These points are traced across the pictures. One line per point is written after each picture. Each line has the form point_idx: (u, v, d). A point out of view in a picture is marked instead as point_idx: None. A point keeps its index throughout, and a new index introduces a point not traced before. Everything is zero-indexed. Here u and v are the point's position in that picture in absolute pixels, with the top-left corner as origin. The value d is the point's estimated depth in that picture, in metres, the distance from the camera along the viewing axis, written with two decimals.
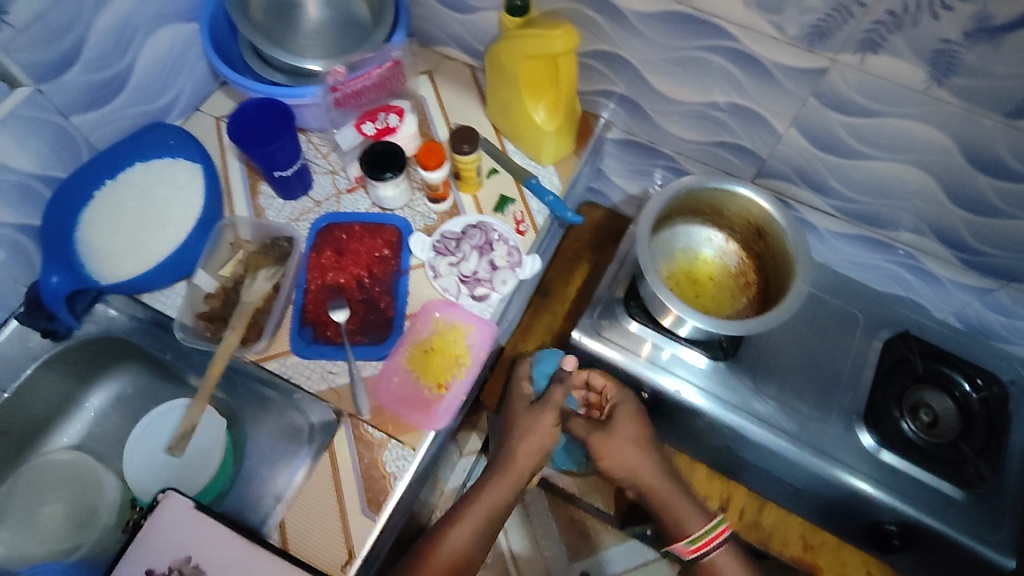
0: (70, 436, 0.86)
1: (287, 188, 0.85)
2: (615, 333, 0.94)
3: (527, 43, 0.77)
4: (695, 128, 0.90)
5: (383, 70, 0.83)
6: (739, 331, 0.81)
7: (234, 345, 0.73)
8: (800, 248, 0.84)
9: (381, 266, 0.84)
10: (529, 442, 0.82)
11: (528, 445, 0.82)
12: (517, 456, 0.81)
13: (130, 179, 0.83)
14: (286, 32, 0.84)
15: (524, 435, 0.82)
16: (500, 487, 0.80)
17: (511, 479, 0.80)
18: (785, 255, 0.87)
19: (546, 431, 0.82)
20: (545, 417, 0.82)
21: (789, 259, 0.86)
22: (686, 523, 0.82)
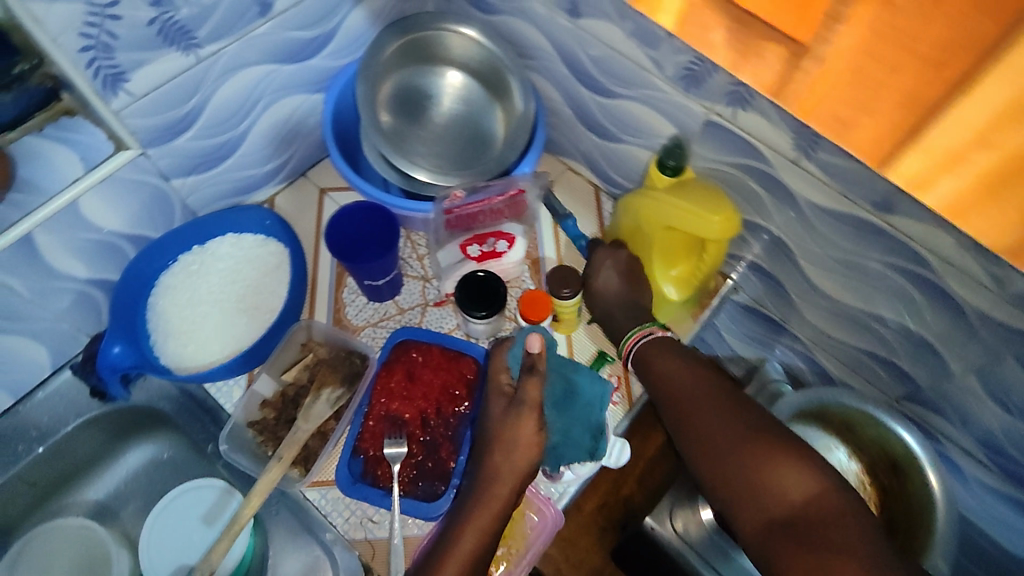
0: (95, 491, 0.81)
1: (375, 291, 0.79)
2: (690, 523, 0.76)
3: (675, 214, 0.67)
4: (842, 328, 0.76)
5: (504, 197, 0.76)
6: None
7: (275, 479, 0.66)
8: (945, 518, 0.70)
9: (451, 406, 0.75)
10: (492, 487, 0.63)
11: (508, 464, 0.63)
12: (470, 517, 0.62)
13: (218, 250, 0.78)
14: (411, 133, 0.78)
15: (490, 479, 0.63)
16: (452, 558, 0.60)
17: (512, 478, 0.63)
18: (923, 514, 0.72)
19: (513, 470, 0.63)
20: (526, 424, 0.64)
21: (929, 522, 0.71)
22: (664, 373, 0.68)
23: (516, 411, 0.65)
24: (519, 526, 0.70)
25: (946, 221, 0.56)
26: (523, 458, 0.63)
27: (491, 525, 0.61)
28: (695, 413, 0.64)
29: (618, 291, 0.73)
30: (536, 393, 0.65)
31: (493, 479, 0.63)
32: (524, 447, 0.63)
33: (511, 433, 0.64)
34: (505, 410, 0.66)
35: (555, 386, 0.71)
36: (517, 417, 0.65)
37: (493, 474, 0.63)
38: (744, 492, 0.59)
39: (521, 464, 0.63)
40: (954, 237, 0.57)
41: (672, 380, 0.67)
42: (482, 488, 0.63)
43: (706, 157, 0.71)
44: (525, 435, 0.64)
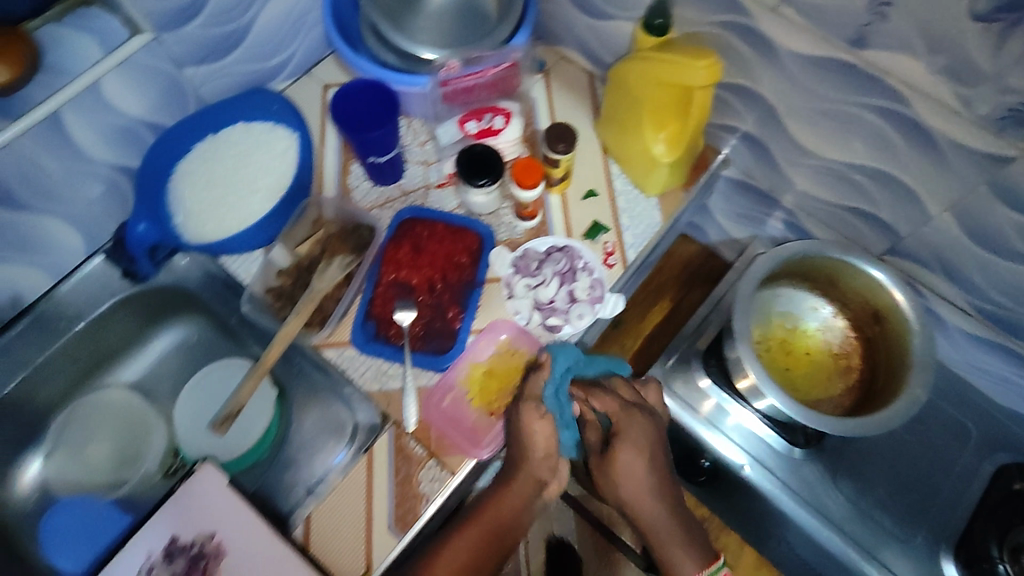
0: (132, 372, 0.86)
1: (380, 174, 0.83)
2: (679, 380, 0.87)
3: (664, 67, 0.71)
4: (827, 187, 0.80)
5: (499, 70, 0.81)
6: (830, 428, 0.71)
7: (295, 331, 0.72)
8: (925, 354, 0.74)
9: (456, 273, 0.80)
10: (511, 479, 0.68)
11: (526, 454, 0.69)
12: (493, 503, 0.67)
13: (230, 137, 0.83)
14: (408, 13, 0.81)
15: (503, 488, 0.68)
16: (463, 535, 0.65)
17: (532, 473, 0.68)
18: (902, 354, 0.76)
19: (533, 471, 0.68)
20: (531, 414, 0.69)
21: (907, 358, 0.75)
22: (673, 549, 0.70)
23: (520, 406, 0.69)
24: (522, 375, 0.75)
25: (918, 47, 0.59)
26: (542, 456, 0.68)
27: (492, 528, 0.65)
28: None
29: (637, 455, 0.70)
30: (537, 389, 0.71)
31: (518, 462, 0.69)
32: (544, 449, 0.69)
33: (529, 441, 0.68)
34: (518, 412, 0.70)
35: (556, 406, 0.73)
36: (524, 413, 0.69)
37: (518, 460, 0.69)
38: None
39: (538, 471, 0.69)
40: (925, 63, 0.60)
41: (641, 513, 0.70)
42: (503, 485, 0.68)
43: (692, 22, 0.74)
44: (541, 441, 0.68)
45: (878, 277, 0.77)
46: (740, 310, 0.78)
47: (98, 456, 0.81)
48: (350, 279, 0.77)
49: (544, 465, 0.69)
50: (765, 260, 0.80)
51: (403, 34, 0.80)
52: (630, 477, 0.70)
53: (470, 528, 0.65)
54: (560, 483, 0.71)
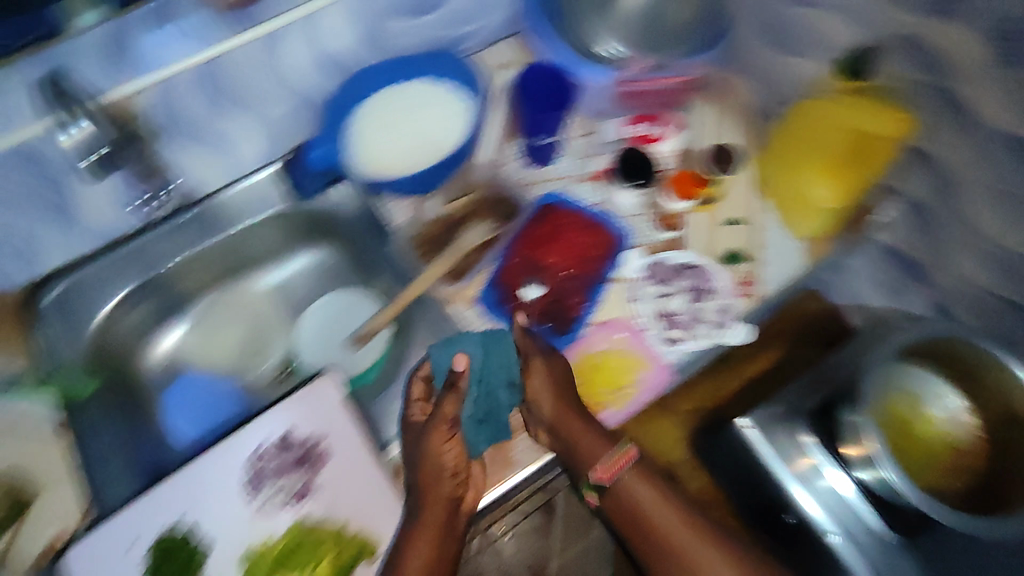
0: (273, 277, 0.92)
1: (538, 156, 0.86)
2: (784, 442, 0.83)
3: (856, 114, 0.72)
4: (990, 275, 0.76)
5: (682, 81, 0.84)
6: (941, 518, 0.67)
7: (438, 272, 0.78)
8: None
9: (588, 265, 0.81)
10: (421, 510, 0.63)
11: (438, 472, 0.65)
12: (411, 546, 0.62)
13: (415, 86, 0.85)
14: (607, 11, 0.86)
15: (417, 528, 0.62)
16: None
17: (441, 496, 0.64)
18: None
19: (442, 493, 0.64)
20: (439, 439, 0.65)
21: None
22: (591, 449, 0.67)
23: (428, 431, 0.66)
24: (630, 379, 0.75)
25: None
26: (451, 477, 0.64)
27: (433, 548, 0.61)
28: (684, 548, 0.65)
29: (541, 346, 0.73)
30: (453, 410, 0.66)
31: (422, 490, 0.64)
32: (451, 471, 0.65)
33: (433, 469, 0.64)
34: (426, 432, 0.67)
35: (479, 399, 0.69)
36: (431, 437, 0.66)
37: (422, 485, 0.65)
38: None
39: (446, 493, 0.64)
40: None
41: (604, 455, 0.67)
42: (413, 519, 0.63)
43: (895, 77, 0.73)
44: (450, 462, 0.65)
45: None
46: (872, 372, 0.76)
47: (226, 343, 0.89)
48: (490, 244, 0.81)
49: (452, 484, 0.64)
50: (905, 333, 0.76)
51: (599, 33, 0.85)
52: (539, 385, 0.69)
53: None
54: (474, 494, 0.67)
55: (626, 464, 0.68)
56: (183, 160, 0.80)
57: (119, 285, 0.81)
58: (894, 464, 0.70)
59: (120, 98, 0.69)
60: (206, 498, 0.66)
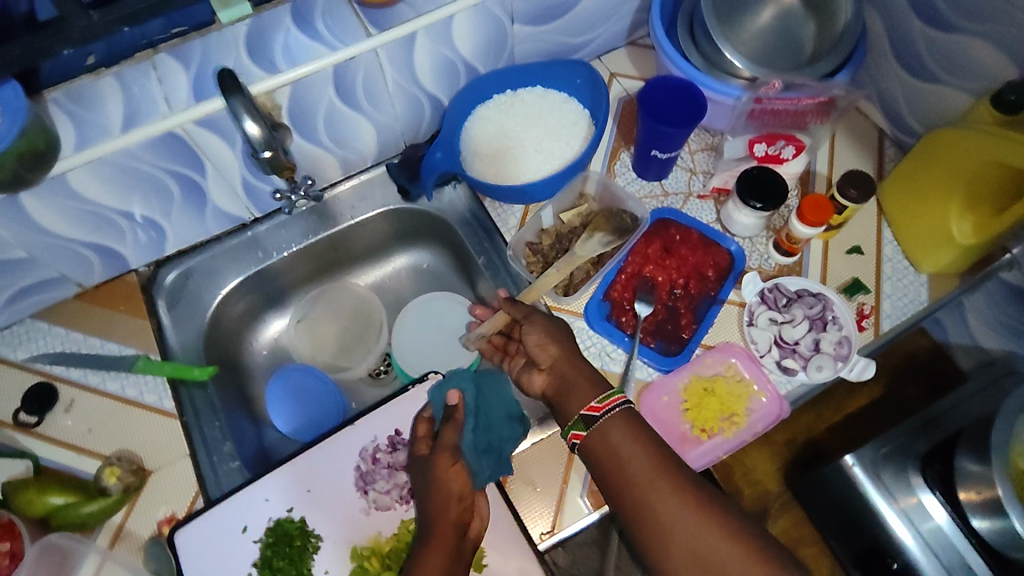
0: (369, 277, 0.93)
1: (653, 171, 0.85)
2: (897, 487, 0.79)
3: (1010, 150, 0.65)
4: None
5: (813, 104, 0.81)
6: None
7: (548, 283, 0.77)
8: None
9: (700, 284, 0.79)
10: (428, 539, 0.58)
11: (445, 497, 0.60)
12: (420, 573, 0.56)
13: (528, 96, 0.88)
14: (738, 19, 0.81)
15: (424, 557, 0.57)
16: None
17: (449, 525, 0.58)
18: None
19: (451, 517, 0.59)
20: (444, 468, 0.61)
21: None
22: (568, 398, 0.62)
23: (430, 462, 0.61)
24: (742, 404, 0.74)
25: None
26: (456, 504, 0.60)
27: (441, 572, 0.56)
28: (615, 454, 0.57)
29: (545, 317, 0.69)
30: (451, 440, 0.62)
31: (431, 521, 0.59)
32: (460, 498, 0.60)
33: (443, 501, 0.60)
34: (429, 466, 0.62)
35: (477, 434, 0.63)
36: (434, 468, 0.61)
37: (432, 516, 0.60)
38: (667, 559, 0.53)
39: (453, 517, 0.60)
40: None
41: (607, 428, 0.58)
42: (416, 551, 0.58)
43: None
44: (456, 487, 0.60)
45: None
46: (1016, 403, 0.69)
47: (326, 335, 0.89)
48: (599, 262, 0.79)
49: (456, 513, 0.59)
50: None
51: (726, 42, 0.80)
52: (539, 345, 0.67)
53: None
54: (480, 522, 0.62)
55: (606, 412, 0.59)
56: (302, 156, 0.80)
57: (229, 275, 0.82)
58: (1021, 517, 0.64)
59: (264, 91, 0.68)
60: (315, 496, 0.66)
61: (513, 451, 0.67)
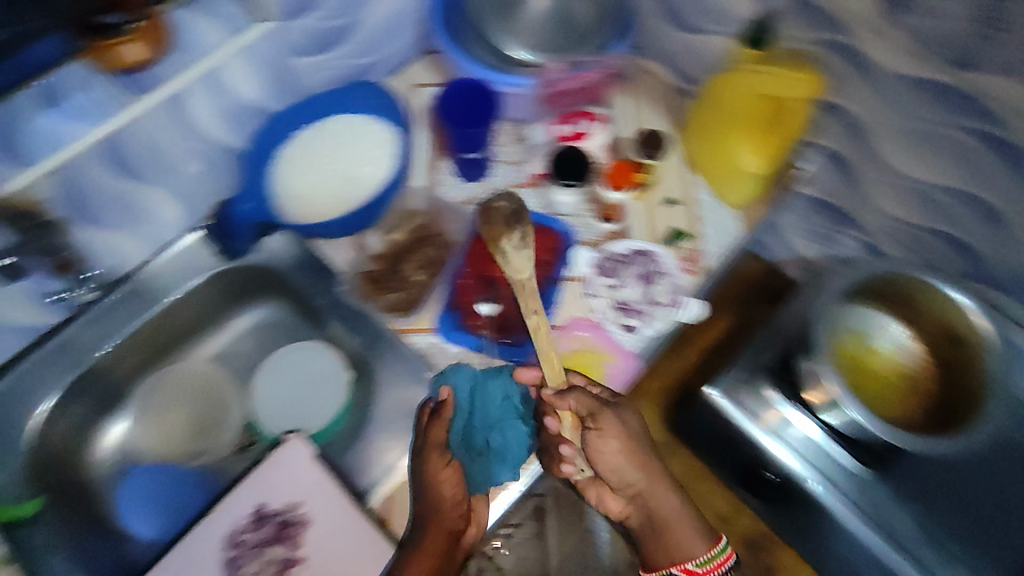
0: (213, 347, 0.87)
1: (470, 170, 0.86)
2: (756, 405, 0.84)
3: (757, 80, 0.75)
4: (909, 207, 0.81)
5: (596, 77, 0.84)
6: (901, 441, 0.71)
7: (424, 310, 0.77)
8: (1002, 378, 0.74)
9: (540, 270, 0.80)
10: (421, 537, 0.64)
11: (439, 496, 0.65)
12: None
13: (331, 126, 0.84)
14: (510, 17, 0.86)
15: (415, 554, 0.63)
16: None
17: (444, 527, 0.64)
18: (979, 380, 0.77)
19: (448, 523, 0.64)
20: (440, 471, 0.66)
21: (981, 386, 0.76)
22: (688, 544, 0.71)
23: (422, 460, 0.66)
24: (598, 371, 0.76)
25: (1019, 69, 0.61)
26: (451, 506, 0.65)
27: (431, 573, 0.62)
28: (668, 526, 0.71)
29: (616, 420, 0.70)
30: (437, 438, 0.66)
31: (428, 520, 0.65)
32: (454, 500, 0.65)
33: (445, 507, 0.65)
34: (419, 462, 0.67)
35: (475, 431, 0.70)
36: (428, 464, 0.65)
37: (427, 515, 0.65)
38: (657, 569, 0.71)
39: (450, 521, 0.65)
40: None
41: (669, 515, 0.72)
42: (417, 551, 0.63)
43: (792, 38, 0.77)
44: (448, 492, 0.65)
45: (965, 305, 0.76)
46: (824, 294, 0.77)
47: (177, 423, 0.83)
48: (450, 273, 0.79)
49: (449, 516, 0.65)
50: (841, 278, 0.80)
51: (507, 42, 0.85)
52: (607, 463, 0.69)
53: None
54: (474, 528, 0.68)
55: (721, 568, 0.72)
56: (94, 241, 0.74)
57: (43, 389, 0.74)
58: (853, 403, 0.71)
59: (17, 190, 0.64)
60: None
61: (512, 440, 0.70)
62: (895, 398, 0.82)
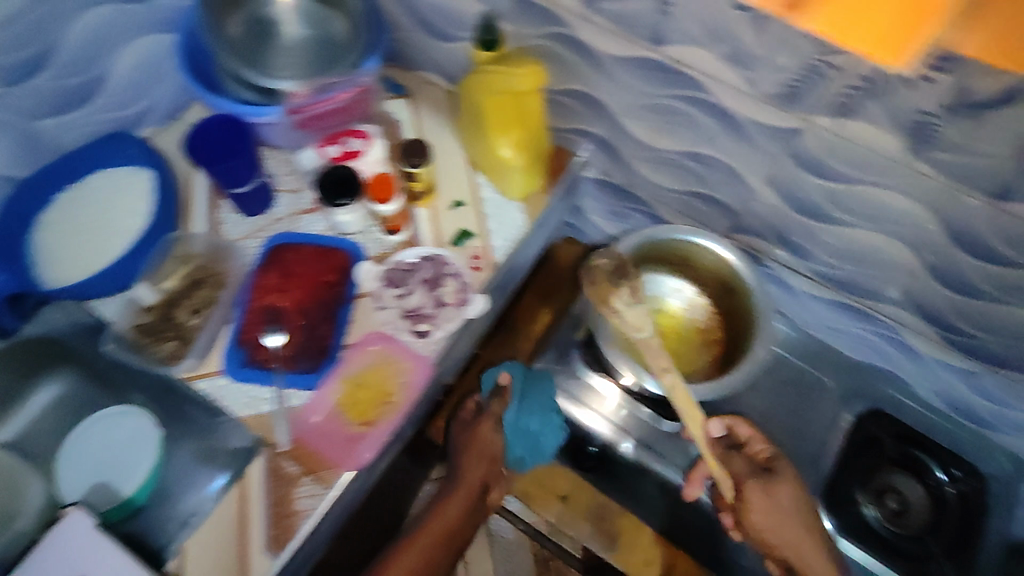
0: (6, 431, 0.82)
1: (247, 205, 0.86)
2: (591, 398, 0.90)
3: (492, 79, 0.77)
4: (669, 176, 0.87)
5: (349, 95, 0.82)
6: (681, 395, 0.79)
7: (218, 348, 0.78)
8: (763, 319, 0.83)
9: (327, 292, 0.82)
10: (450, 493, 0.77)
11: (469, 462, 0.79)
12: (438, 515, 0.75)
13: (93, 184, 0.84)
14: (264, 51, 0.82)
15: (447, 498, 0.76)
16: (411, 548, 0.71)
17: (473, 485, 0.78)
18: (749, 321, 0.85)
19: (478, 470, 0.79)
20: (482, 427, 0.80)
21: (750, 325, 0.85)
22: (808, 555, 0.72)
23: (476, 424, 0.80)
24: (394, 383, 0.77)
25: (699, 40, 0.67)
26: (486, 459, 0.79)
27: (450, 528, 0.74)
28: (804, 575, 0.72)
29: (780, 495, 0.74)
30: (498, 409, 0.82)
31: (460, 476, 0.79)
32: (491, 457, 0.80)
33: (465, 470, 0.78)
34: (471, 430, 0.81)
35: (521, 416, 0.85)
36: (478, 429, 0.80)
37: (461, 470, 0.79)
38: None
39: (480, 475, 0.79)
40: (718, 53, 0.66)
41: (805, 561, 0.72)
42: (439, 503, 0.76)
43: (524, 35, 0.80)
44: (489, 448, 0.80)
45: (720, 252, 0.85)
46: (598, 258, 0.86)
47: None
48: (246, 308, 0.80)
49: (477, 476, 0.78)
50: (616, 251, 0.87)
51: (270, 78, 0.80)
52: (761, 525, 0.73)
53: (403, 556, 0.70)
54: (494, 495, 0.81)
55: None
56: None
57: None
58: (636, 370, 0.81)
59: None
60: None
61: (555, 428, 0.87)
62: (679, 353, 0.91)
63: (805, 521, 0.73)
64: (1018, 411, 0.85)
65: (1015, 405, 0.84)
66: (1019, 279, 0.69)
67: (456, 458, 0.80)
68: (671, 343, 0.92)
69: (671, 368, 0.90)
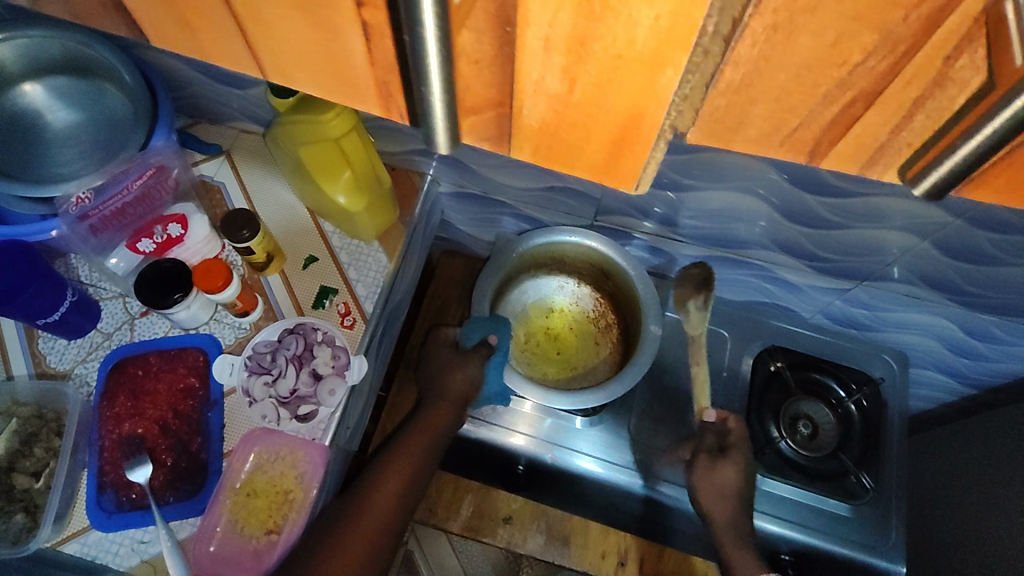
0: None
1: (69, 329, 0.74)
2: (500, 416, 0.90)
3: (298, 129, 0.69)
4: (522, 177, 0.84)
5: (144, 180, 0.73)
6: (589, 401, 0.80)
7: (84, 489, 0.70)
8: (646, 299, 0.84)
9: (188, 401, 0.74)
10: (413, 434, 0.76)
11: (449, 385, 0.81)
12: (403, 450, 0.73)
13: None
14: (38, 158, 0.70)
15: (412, 432, 0.76)
16: (387, 483, 0.70)
17: (437, 427, 0.77)
18: (634, 300, 0.87)
19: (449, 405, 0.79)
20: (451, 357, 0.83)
21: (636, 305, 0.86)
22: (728, 539, 0.76)
23: (445, 360, 0.83)
24: (289, 476, 0.71)
25: None
26: (456, 393, 0.80)
27: (417, 462, 0.73)
28: (726, 549, 0.77)
29: (723, 470, 0.79)
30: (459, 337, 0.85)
31: (438, 399, 0.80)
32: (455, 393, 0.80)
33: (446, 384, 0.81)
34: (439, 367, 0.83)
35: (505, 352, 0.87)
36: (446, 364, 0.83)
37: (436, 399, 0.80)
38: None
39: (450, 413, 0.79)
40: None
41: (724, 537, 0.77)
42: (423, 415, 0.78)
43: None
44: (456, 385, 0.81)
45: (586, 242, 0.85)
46: (476, 298, 0.86)
47: None
48: (107, 433, 0.71)
49: (460, 386, 0.81)
50: (492, 270, 0.86)
51: (42, 185, 0.67)
52: (707, 497, 0.79)
53: (393, 466, 0.72)
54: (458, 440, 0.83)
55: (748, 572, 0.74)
56: None
57: None
58: (534, 391, 0.82)
59: None
60: None
61: (522, 358, 0.90)
62: (579, 348, 0.92)
63: (738, 494, 0.78)
64: (888, 311, 0.91)
65: (885, 307, 0.91)
66: (859, 204, 0.72)
67: (434, 381, 0.82)
68: (568, 338, 0.93)
69: (575, 366, 0.91)
